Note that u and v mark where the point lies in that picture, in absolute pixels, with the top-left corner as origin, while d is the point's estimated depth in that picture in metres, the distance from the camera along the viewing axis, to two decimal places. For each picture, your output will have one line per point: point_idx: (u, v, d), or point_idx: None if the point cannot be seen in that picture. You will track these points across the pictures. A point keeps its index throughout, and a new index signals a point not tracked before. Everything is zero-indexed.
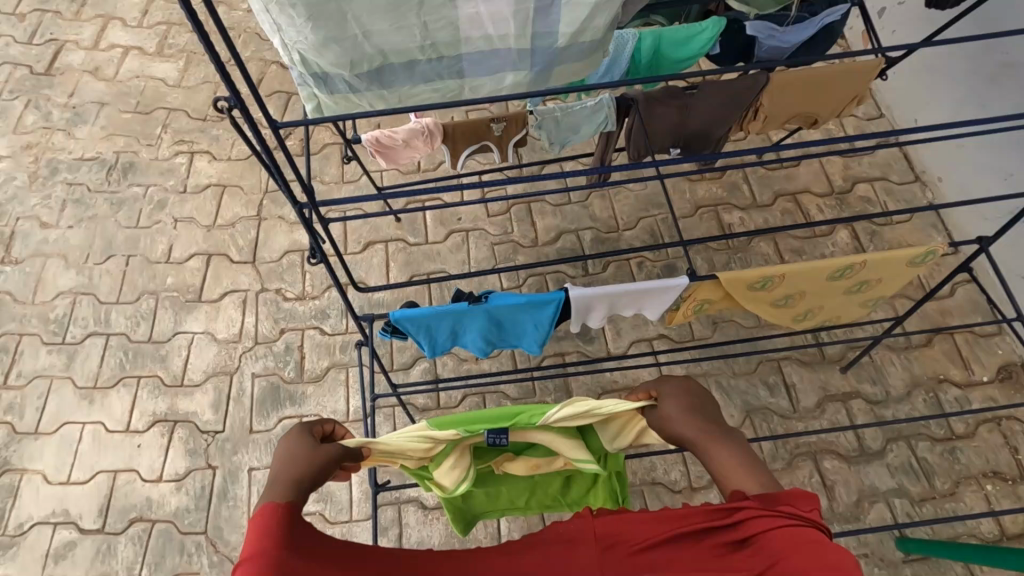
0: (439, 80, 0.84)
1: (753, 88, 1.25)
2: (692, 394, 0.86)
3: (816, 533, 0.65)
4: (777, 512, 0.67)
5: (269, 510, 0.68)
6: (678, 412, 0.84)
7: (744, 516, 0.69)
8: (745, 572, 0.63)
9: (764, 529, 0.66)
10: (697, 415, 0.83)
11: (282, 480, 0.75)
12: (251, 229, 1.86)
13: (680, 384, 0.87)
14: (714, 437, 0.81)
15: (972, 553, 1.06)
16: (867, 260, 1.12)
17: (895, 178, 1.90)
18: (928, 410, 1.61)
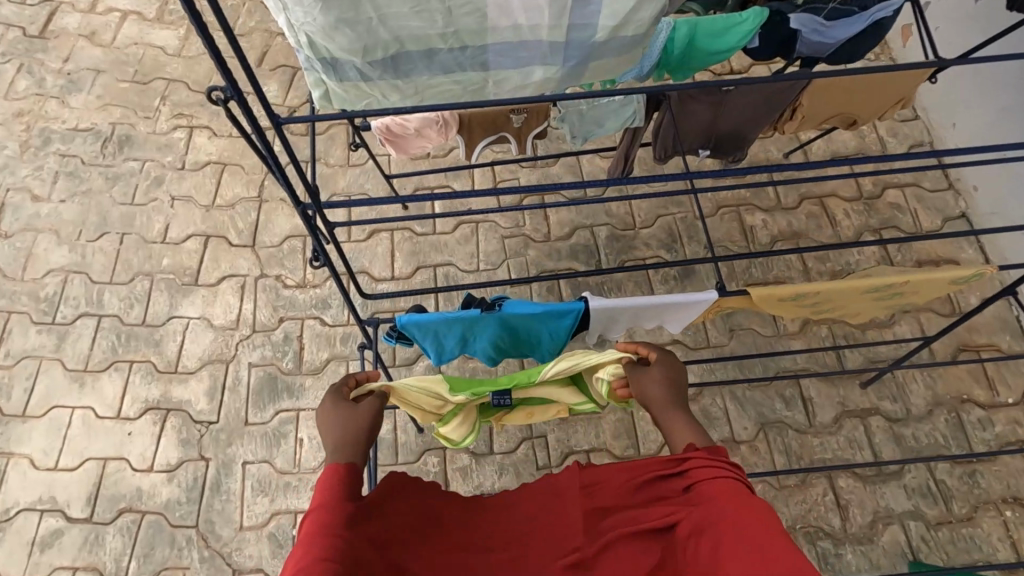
0: (460, 71, 0.76)
1: (793, 88, 1.16)
2: (675, 369, 0.93)
3: (746, 485, 0.78)
4: (718, 463, 0.80)
5: (334, 470, 0.82)
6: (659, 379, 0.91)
7: (691, 465, 0.82)
8: (687, 511, 0.77)
9: (705, 474, 0.79)
10: (671, 388, 0.91)
11: (341, 443, 0.87)
12: (252, 211, 1.78)
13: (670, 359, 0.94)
14: (677, 408, 0.90)
15: None
16: (907, 280, 1.04)
17: (927, 184, 1.80)
18: (949, 430, 1.55)
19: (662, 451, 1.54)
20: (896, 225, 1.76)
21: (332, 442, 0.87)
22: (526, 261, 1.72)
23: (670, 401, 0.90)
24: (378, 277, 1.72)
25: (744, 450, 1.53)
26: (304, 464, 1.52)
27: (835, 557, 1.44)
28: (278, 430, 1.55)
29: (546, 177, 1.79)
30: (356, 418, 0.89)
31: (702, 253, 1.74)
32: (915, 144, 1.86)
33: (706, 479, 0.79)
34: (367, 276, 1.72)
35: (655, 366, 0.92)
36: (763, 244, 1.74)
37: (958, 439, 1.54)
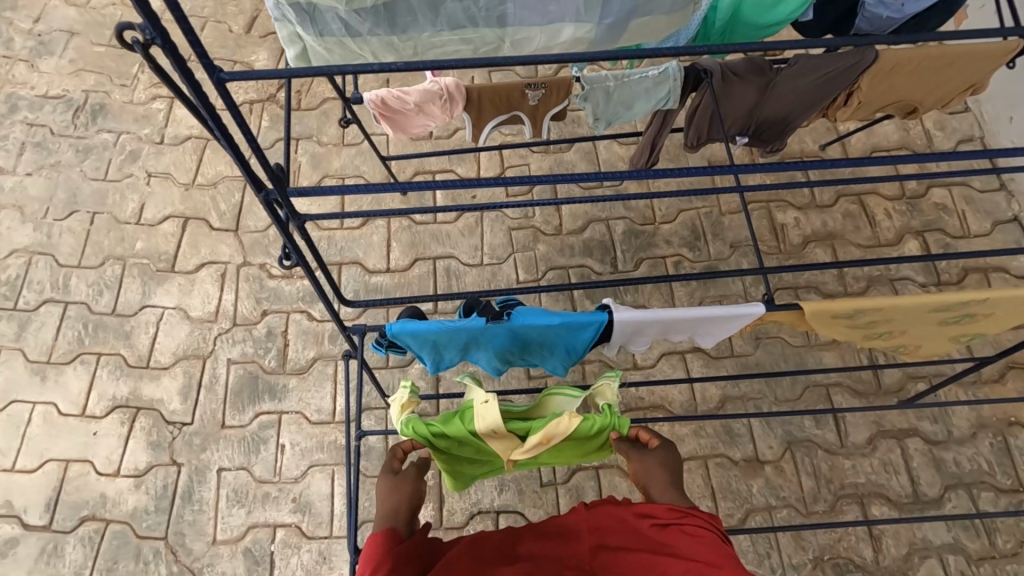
0: (472, 28, 0.61)
1: (855, 68, 0.98)
2: (674, 456, 0.85)
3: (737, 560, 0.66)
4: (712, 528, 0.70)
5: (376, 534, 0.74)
6: (653, 458, 0.84)
7: (685, 523, 0.71)
8: None
9: (706, 539, 0.68)
10: (668, 474, 0.82)
11: (384, 512, 0.78)
12: (236, 192, 1.62)
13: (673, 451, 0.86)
14: (672, 494, 0.80)
15: None
16: (987, 298, 0.89)
17: (976, 184, 1.64)
18: (994, 456, 1.41)
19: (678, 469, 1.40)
20: (940, 227, 1.61)
21: (381, 511, 0.78)
22: (535, 257, 1.57)
23: (664, 483, 0.81)
24: (372, 269, 1.57)
25: (769, 472, 1.39)
26: (286, 473, 1.38)
27: None
28: (257, 435, 1.41)
29: (559, 164, 1.63)
30: (405, 485, 0.81)
31: (727, 253, 1.59)
32: (964, 138, 1.70)
33: (705, 543, 0.68)
34: (360, 268, 1.57)
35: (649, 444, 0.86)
36: (794, 245, 1.59)
37: (1005, 466, 1.40)
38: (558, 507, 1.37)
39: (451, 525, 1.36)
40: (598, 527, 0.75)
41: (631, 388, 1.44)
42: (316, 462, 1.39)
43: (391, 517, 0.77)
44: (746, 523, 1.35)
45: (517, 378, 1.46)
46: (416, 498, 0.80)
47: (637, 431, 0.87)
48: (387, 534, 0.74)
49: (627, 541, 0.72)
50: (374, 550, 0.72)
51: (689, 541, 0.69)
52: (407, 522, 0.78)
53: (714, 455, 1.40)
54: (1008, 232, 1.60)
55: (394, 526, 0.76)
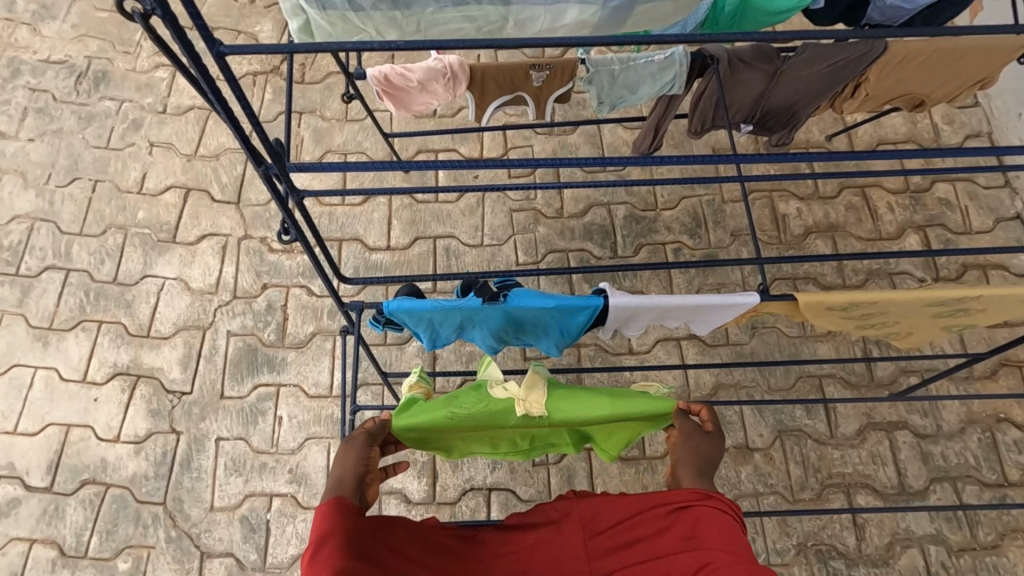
0: (475, 5, 0.61)
1: (865, 58, 0.99)
2: (720, 450, 0.81)
3: (746, 551, 0.67)
4: (724, 513, 0.71)
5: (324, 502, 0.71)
6: (700, 440, 0.80)
7: (696, 512, 0.71)
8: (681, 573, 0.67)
9: (715, 524, 0.70)
10: (702, 459, 0.79)
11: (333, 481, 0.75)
12: (237, 164, 1.62)
13: (716, 448, 0.81)
14: (699, 478, 0.76)
15: None
16: (982, 295, 0.89)
17: (981, 180, 1.64)
18: (981, 451, 1.43)
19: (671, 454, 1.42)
20: (943, 223, 1.60)
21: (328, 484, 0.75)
22: (535, 239, 1.57)
23: (696, 467, 0.78)
24: (372, 246, 1.57)
25: (758, 459, 1.41)
26: (283, 445, 1.41)
27: None
28: (255, 406, 1.43)
29: (563, 146, 1.63)
30: (354, 453, 0.77)
31: (727, 242, 1.58)
32: (973, 133, 1.68)
33: (716, 529, 0.69)
34: (360, 245, 1.57)
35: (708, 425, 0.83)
36: (796, 235, 1.58)
37: (991, 462, 1.42)
38: (549, 486, 1.39)
39: (444, 501, 1.38)
40: (602, 520, 0.75)
41: (625, 373, 1.45)
42: (313, 435, 1.41)
43: (336, 488, 0.73)
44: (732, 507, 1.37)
45: (513, 360, 1.47)
46: (364, 466, 0.76)
47: (701, 408, 0.84)
48: (334, 503, 0.70)
49: (639, 530, 0.73)
50: (321, 524, 0.68)
51: (696, 529, 0.70)
52: (357, 490, 0.74)
53: None
54: (1011, 229, 1.60)
55: (341, 492, 0.73)
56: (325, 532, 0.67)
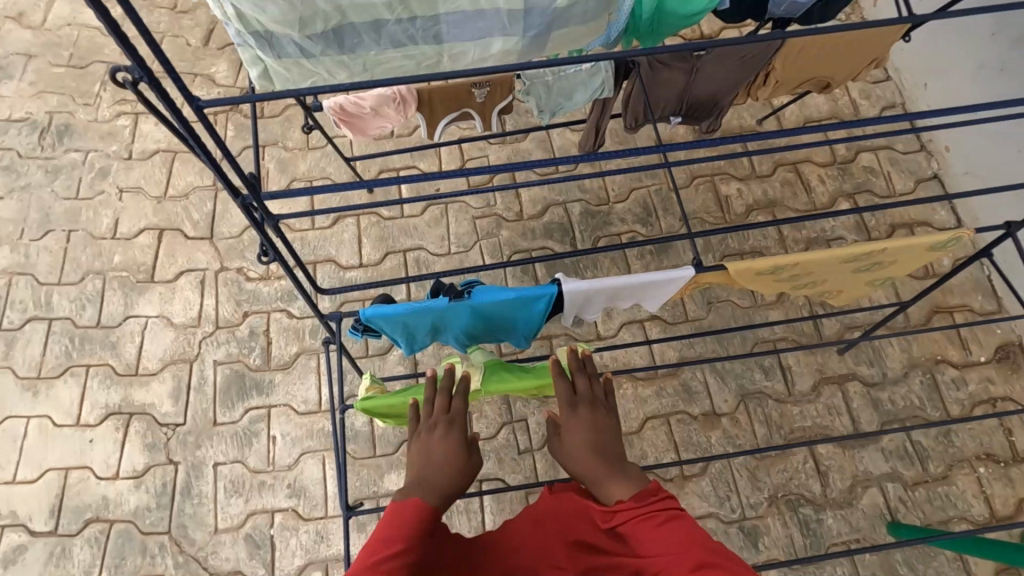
0: (412, 45, 0.71)
1: (768, 52, 1.10)
2: (603, 428, 0.83)
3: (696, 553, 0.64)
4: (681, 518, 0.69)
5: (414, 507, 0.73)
6: (581, 433, 0.83)
7: (651, 515, 0.70)
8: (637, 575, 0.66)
9: (671, 528, 0.68)
10: (598, 453, 0.81)
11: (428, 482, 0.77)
12: (207, 201, 1.69)
13: (598, 428, 0.83)
14: (609, 479, 0.78)
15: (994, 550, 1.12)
16: (884, 248, 1.02)
17: (900, 147, 1.79)
18: (924, 392, 1.57)
19: (644, 428, 1.52)
20: (869, 189, 1.75)
21: (408, 470, 0.80)
22: (499, 242, 1.67)
23: (602, 466, 0.80)
24: (346, 265, 1.65)
25: (725, 423, 1.53)
26: (278, 462, 1.47)
27: (817, 522, 1.46)
28: (249, 429, 1.49)
29: (517, 153, 1.73)
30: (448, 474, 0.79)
31: (678, 226, 1.70)
32: (889, 105, 1.84)
33: (671, 535, 0.67)
34: (334, 265, 1.65)
35: (568, 405, 0.86)
36: (738, 214, 1.71)
37: (934, 401, 1.56)
38: (536, 470, 1.48)
39: None
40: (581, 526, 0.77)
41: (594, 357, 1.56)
42: (307, 449, 1.48)
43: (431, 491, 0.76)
44: (706, 469, 1.48)
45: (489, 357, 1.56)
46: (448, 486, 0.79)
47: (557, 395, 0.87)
48: (415, 503, 0.73)
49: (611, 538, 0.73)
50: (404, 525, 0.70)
51: (653, 534, 0.69)
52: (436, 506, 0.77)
53: (675, 412, 1.53)
54: (929, 190, 1.75)
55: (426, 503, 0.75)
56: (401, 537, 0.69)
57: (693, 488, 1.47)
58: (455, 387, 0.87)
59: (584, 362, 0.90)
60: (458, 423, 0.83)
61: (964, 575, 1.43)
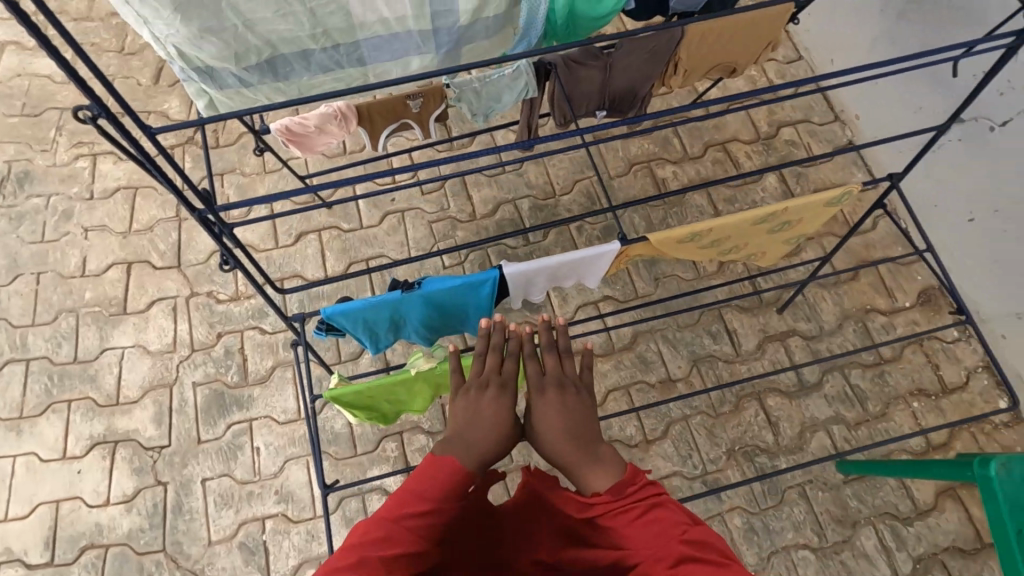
0: (339, 69, 0.82)
1: (670, 43, 1.23)
2: (580, 415, 0.86)
3: (673, 546, 0.68)
4: (658, 508, 0.72)
5: (451, 469, 0.76)
6: (558, 416, 0.86)
7: (631, 509, 0.73)
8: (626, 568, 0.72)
9: (649, 522, 0.71)
10: (574, 439, 0.84)
11: (472, 442, 0.82)
12: (172, 231, 1.75)
13: (575, 412, 0.86)
14: (589, 467, 0.80)
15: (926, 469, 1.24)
16: (786, 208, 1.14)
17: (816, 119, 1.94)
18: (858, 339, 1.70)
19: (607, 401, 1.63)
20: (793, 160, 1.90)
21: (453, 427, 0.84)
22: (456, 243, 1.77)
23: (578, 451, 0.82)
24: (312, 279, 1.73)
25: (681, 388, 1.64)
26: (264, 471, 1.54)
27: (772, 468, 1.58)
28: (232, 443, 1.56)
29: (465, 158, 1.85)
30: (489, 434, 0.83)
31: (621, 211, 1.83)
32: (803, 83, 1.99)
33: (650, 529, 0.71)
34: (301, 279, 1.73)
35: (538, 387, 0.89)
36: (676, 194, 1.84)
37: (867, 346, 1.70)
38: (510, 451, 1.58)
39: None
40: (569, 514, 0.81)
41: None
42: (291, 456, 1.55)
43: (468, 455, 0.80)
44: (667, 432, 1.60)
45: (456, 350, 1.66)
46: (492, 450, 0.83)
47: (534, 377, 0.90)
48: (454, 458, 0.79)
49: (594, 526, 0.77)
50: (437, 488, 0.74)
51: (633, 528, 0.72)
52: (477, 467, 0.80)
53: (634, 383, 1.64)
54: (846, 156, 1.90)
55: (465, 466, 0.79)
56: (429, 501, 0.73)
57: (657, 451, 1.59)
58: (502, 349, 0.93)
59: (555, 343, 0.94)
60: (507, 384, 0.89)
61: (908, 500, 1.56)
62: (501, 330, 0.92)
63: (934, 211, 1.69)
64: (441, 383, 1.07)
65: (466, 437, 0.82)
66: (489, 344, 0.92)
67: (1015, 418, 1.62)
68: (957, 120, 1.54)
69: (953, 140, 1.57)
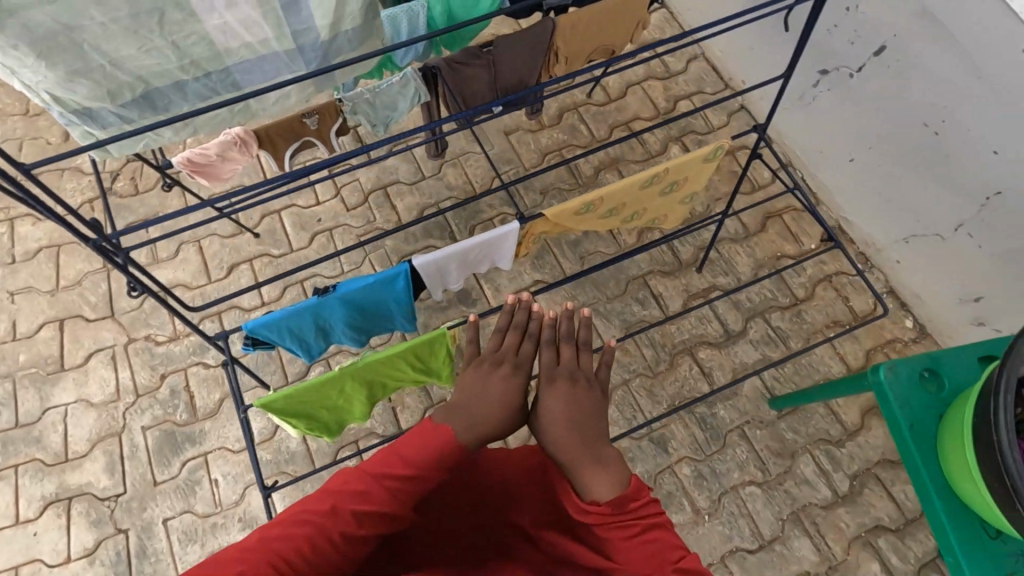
0: (216, 95, 0.87)
1: (545, 34, 1.33)
2: (584, 408, 0.87)
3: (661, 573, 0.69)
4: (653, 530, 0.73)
5: (445, 442, 0.76)
6: (564, 408, 0.86)
7: (625, 526, 0.73)
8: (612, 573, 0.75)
9: (641, 545, 0.72)
10: (579, 433, 0.83)
11: (478, 414, 0.84)
12: (101, 282, 1.76)
13: (582, 406, 0.87)
14: (588, 469, 0.79)
15: (836, 387, 1.35)
16: (668, 168, 1.24)
17: (709, 90, 2.08)
18: (773, 285, 1.83)
19: None
20: (692, 130, 2.02)
21: (461, 398, 0.86)
22: (386, 252, 1.83)
23: (579, 444, 0.82)
24: (249, 307, 1.76)
25: (617, 355, 1.73)
26: (225, 501, 1.55)
27: (711, 416, 1.68)
28: (189, 478, 1.57)
29: (385, 170, 1.92)
30: (496, 408, 0.86)
31: (540, 199, 1.92)
32: (692, 58, 2.13)
33: (641, 550, 0.72)
34: (238, 309, 1.76)
35: (548, 375, 0.91)
36: (589, 176, 1.95)
37: (783, 290, 1.82)
38: None
39: None
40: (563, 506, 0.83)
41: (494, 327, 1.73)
42: (250, 482, 1.57)
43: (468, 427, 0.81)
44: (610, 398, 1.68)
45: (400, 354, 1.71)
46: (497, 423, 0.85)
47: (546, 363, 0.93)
48: (454, 426, 0.80)
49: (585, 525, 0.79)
50: (424, 458, 0.75)
51: (623, 545, 0.73)
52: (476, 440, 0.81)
53: None
54: (740, 119, 2.04)
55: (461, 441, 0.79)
56: (413, 471, 0.74)
57: None
58: (518, 330, 0.97)
59: (571, 335, 0.96)
60: (520, 365, 0.92)
61: (838, 424, 1.68)
62: (526, 311, 0.97)
63: (822, 157, 1.83)
64: (372, 381, 1.11)
65: (473, 409, 0.84)
66: (509, 323, 0.97)
67: (921, 334, 1.77)
68: (823, 72, 1.68)
69: (824, 91, 1.71)
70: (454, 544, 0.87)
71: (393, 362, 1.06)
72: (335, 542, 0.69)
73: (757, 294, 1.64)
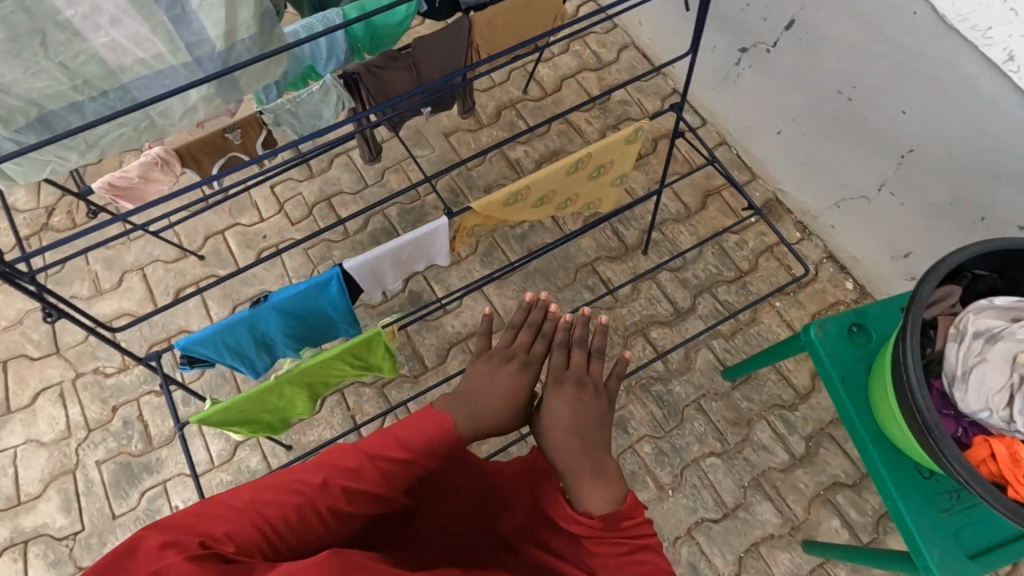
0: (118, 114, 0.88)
1: (461, 32, 1.32)
2: (589, 417, 0.90)
3: None
4: (642, 551, 0.80)
5: (442, 431, 0.81)
6: (570, 416, 0.90)
7: (618, 543, 0.79)
8: None
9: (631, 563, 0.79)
10: (581, 441, 0.87)
11: (485, 407, 0.88)
12: (43, 319, 1.72)
13: (586, 414, 0.91)
14: (588, 480, 0.82)
15: (778, 351, 1.38)
16: (590, 152, 1.26)
17: (641, 77, 2.13)
18: (718, 260, 1.88)
19: None
20: (628, 117, 2.07)
21: (468, 392, 0.90)
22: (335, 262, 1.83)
23: (580, 451, 0.85)
24: None
25: None
26: None
27: (668, 393, 1.71)
28: (149, 508, 1.55)
29: (328, 182, 1.92)
30: (500, 401, 0.90)
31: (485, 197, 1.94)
32: (623, 47, 2.18)
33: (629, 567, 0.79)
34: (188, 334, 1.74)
35: (558, 376, 0.96)
36: (530, 170, 1.97)
37: (727, 264, 1.87)
38: None
39: None
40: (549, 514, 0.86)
41: (448, 327, 1.75)
42: None
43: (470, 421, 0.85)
44: None
45: None
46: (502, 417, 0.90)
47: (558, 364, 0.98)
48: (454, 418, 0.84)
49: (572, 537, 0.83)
50: (419, 445, 0.80)
51: (614, 560, 0.79)
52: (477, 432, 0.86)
53: None
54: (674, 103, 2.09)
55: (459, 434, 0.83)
56: (408, 456, 0.79)
57: None
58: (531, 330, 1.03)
59: (583, 341, 1.01)
60: (530, 362, 0.98)
61: (790, 388, 1.73)
62: (542, 311, 1.04)
63: (754, 131, 1.89)
64: (312, 383, 1.12)
65: (479, 401, 0.89)
66: (524, 321, 1.04)
67: (862, 294, 1.83)
68: (743, 50, 1.73)
69: (746, 68, 1.76)
70: (445, 532, 0.87)
71: (329, 365, 1.07)
72: (323, 514, 0.74)
73: (693, 266, 1.66)
